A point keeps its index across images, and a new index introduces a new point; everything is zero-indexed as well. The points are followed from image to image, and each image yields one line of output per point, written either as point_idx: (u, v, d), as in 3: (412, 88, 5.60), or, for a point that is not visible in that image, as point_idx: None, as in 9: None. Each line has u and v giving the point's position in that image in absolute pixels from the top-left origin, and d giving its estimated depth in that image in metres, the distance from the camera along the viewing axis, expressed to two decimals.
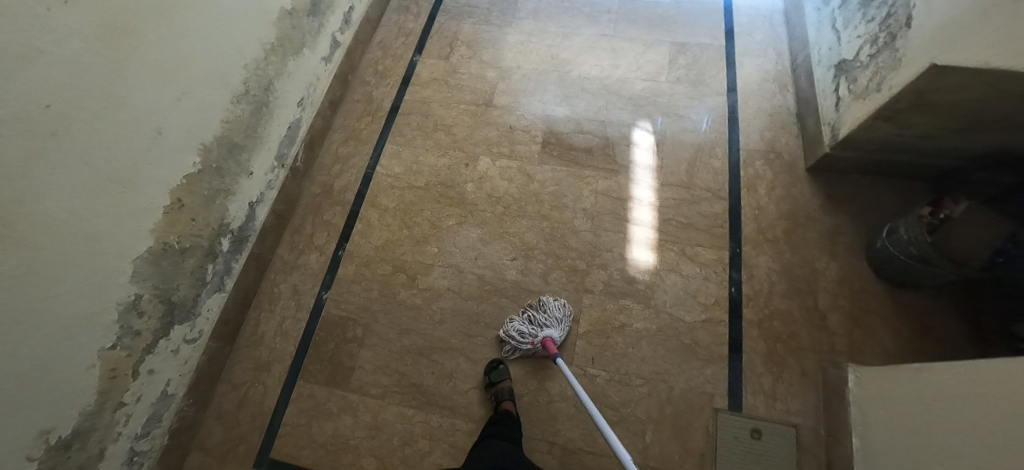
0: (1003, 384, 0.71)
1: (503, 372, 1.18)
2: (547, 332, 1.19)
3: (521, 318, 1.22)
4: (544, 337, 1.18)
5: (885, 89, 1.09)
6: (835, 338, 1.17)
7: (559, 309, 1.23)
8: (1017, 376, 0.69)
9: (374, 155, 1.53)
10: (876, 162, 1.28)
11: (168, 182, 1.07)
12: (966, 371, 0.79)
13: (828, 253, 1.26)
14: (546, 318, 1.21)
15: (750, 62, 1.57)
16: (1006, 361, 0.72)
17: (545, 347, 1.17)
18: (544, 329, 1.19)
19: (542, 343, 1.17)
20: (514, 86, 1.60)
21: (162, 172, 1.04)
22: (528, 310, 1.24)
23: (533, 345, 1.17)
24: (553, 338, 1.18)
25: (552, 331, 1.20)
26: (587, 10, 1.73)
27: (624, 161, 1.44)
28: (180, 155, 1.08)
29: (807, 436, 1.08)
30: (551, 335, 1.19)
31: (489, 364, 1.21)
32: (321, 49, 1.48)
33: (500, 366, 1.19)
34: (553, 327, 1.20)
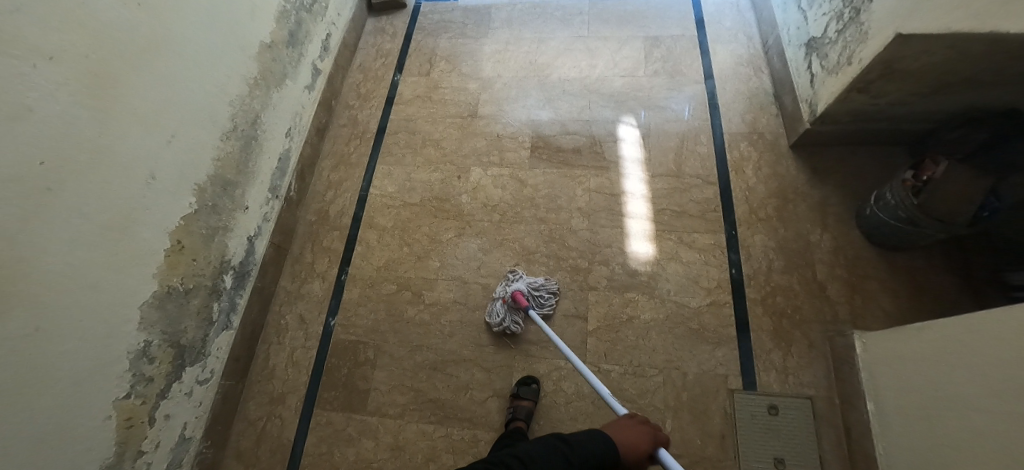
0: (1004, 331, 0.73)
1: (532, 392, 1.17)
2: (515, 285, 1.26)
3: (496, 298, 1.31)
4: (513, 290, 1.25)
5: (856, 62, 1.13)
6: (837, 307, 1.19)
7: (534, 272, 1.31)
8: (1016, 323, 0.71)
9: (366, 177, 1.54)
10: (855, 133, 1.32)
11: (167, 225, 1.07)
12: (965, 324, 0.81)
13: (821, 225, 1.29)
14: (509, 279, 1.30)
15: (723, 48, 1.61)
16: (1003, 309, 0.74)
17: (517, 296, 1.23)
18: (511, 285, 1.28)
19: (512, 294, 1.24)
20: (496, 96, 1.62)
21: (160, 216, 1.04)
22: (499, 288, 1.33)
23: (507, 300, 1.24)
24: (521, 289, 1.25)
25: (520, 284, 1.27)
26: (559, 14, 1.76)
27: (613, 157, 1.46)
28: (176, 197, 1.08)
29: (823, 406, 1.11)
30: (519, 286, 1.26)
31: (522, 379, 1.20)
32: (303, 78, 1.49)
33: (532, 384, 1.18)
34: (519, 281, 1.28)
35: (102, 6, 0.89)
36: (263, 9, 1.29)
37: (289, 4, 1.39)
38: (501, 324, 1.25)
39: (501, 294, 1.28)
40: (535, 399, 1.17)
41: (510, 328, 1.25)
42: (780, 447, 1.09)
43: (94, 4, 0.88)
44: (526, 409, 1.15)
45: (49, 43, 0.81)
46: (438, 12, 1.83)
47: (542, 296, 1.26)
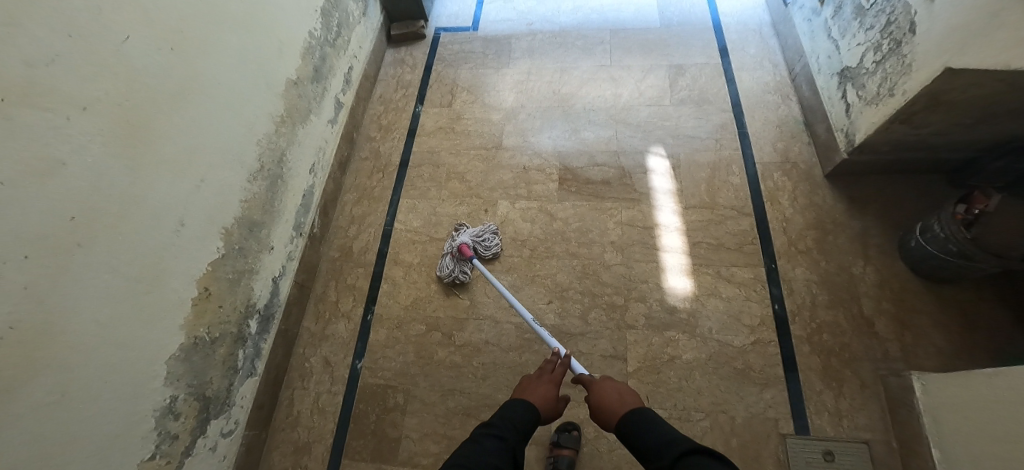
0: None
1: (573, 440, 1.12)
2: (459, 239, 1.36)
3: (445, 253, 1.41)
4: (458, 244, 1.35)
5: (899, 93, 1.10)
6: (887, 344, 1.15)
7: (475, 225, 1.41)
8: None
9: (390, 211, 1.51)
10: (893, 163, 1.29)
11: (195, 273, 1.02)
12: None
13: (863, 257, 1.25)
14: (455, 235, 1.40)
15: (749, 76, 1.59)
16: None
17: (461, 247, 1.33)
18: (457, 240, 1.37)
19: (458, 247, 1.34)
20: (520, 126, 1.60)
21: (188, 265, 1.00)
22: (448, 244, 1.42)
23: (454, 252, 1.34)
24: (463, 241, 1.35)
25: (464, 238, 1.37)
26: (580, 43, 1.75)
27: (643, 188, 1.44)
28: (204, 243, 1.03)
29: (881, 452, 1.05)
30: (464, 239, 1.36)
31: (562, 425, 1.15)
32: (326, 111, 1.46)
33: (574, 432, 1.13)
34: (463, 235, 1.38)
35: (136, 52, 0.86)
36: (290, 46, 1.27)
37: (313, 40, 1.37)
38: (451, 275, 1.34)
39: (449, 249, 1.38)
40: (577, 448, 1.11)
41: (460, 277, 1.34)
42: None
43: (127, 51, 0.85)
44: (568, 458, 1.10)
45: (83, 93, 0.78)
46: (458, 42, 1.82)
47: (485, 244, 1.37)
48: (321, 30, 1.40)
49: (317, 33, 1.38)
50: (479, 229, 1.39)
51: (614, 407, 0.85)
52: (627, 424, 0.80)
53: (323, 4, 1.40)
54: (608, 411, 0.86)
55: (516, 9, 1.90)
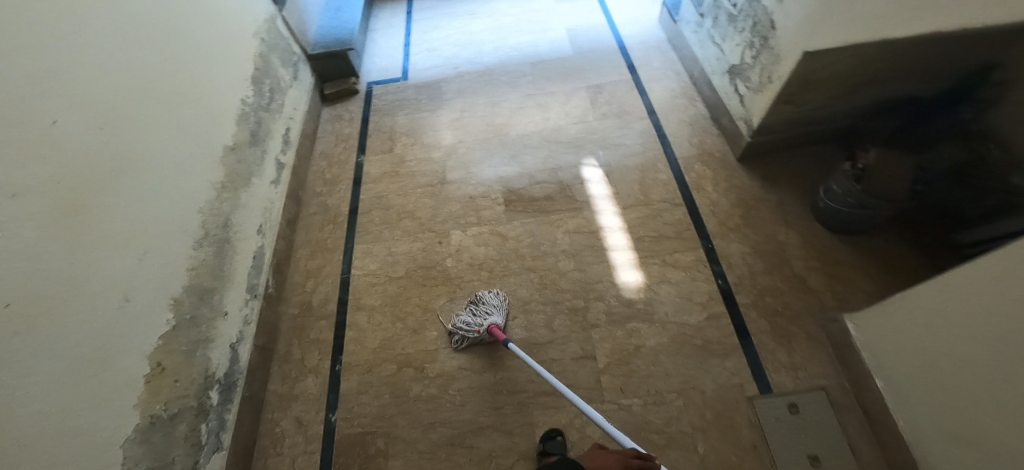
0: (973, 290, 0.82)
1: (559, 445, 1.14)
2: (492, 319, 1.28)
3: (467, 311, 1.33)
4: (490, 323, 1.27)
5: (775, 80, 1.27)
6: (822, 296, 1.26)
7: (499, 300, 1.34)
8: (981, 282, 0.80)
9: (346, 259, 1.52)
10: (791, 139, 1.46)
11: (145, 348, 0.99)
12: (933, 290, 0.89)
13: (785, 225, 1.39)
14: (487, 307, 1.32)
15: (658, 85, 1.77)
16: (959, 271, 0.84)
17: (494, 330, 1.25)
18: (488, 317, 1.29)
19: (489, 328, 1.26)
20: (462, 160, 1.68)
21: (137, 340, 0.97)
22: (468, 305, 1.35)
23: (481, 331, 1.26)
24: (497, 325, 1.27)
25: (497, 317, 1.29)
26: (505, 77, 1.89)
27: (583, 197, 1.54)
28: (152, 316, 1.01)
29: (839, 394, 1.13)
30: (496, 320, 1.28)
31: (545, 433, 1.17)
32: (268, 173, 1.48)
33: (558, 436, 1.15)
34: (496, 314, 1.31)
35: (67, 135, 0.88)
36: (224, 115, 1.31)
37: (247, 106, 1.41)
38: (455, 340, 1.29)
39: (474, 319, 1.30)
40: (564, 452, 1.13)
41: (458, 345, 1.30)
42: (813, 444, 1.09)
43: (57, 135, 0.87)
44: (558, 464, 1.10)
45: (15, 179, 0.79)
46: (391, 92, 1.92)
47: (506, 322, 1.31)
48: (254, 97, 1.45)
49: (250, 100, 1.43)
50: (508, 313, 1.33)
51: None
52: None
53: (252, 73, 1.46)
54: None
55: (442, 55, 2.03)
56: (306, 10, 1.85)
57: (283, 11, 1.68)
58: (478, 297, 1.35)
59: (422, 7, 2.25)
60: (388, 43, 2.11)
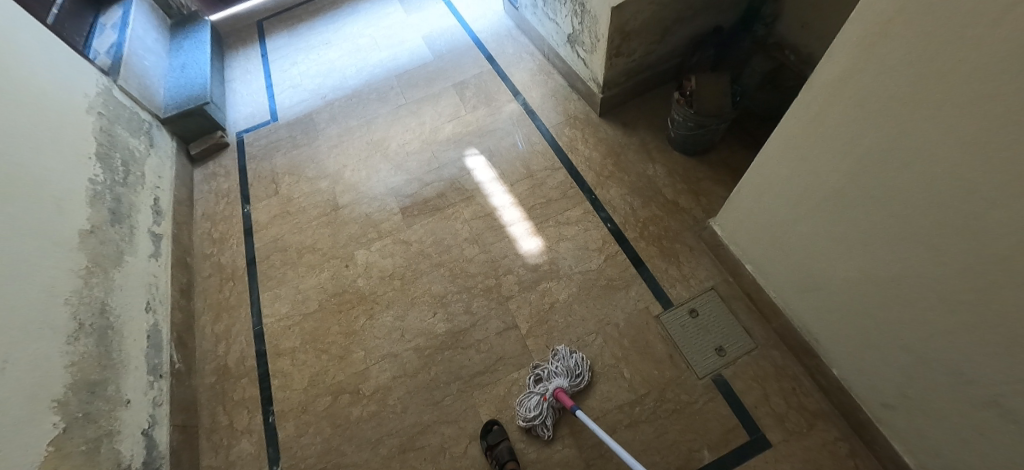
0: (776, 164, 0.98)
1: (499, 432, 1.15)
2: (557, 382, 1.17)
3: (531, 384, 1.22)
4: (553, 388, 1.16)
5: (600, 38, 1.42)
6: (693, 213, 1.42)
7: (562, 359, 1.23)
8: (778, 155, 0.97)
9: (255, 310, 1.49)
10: (635, 86, 1.63)
11: (32, 459, 0.93)
12: (755, 175, 1.06)
13: (650, 161, 1.54)
14: (553, 370, 1.21)
15: (516, 68, 1.89)
16: (764, 153, 1.00)
17: (558, 394, 1.13)
18: (553, 381, 1.18)
19: (555, 393, 1.14)
20: (350, 183, 1.70)
21: (19, 452, 0.91)
22: (533, 375, 1.24)
23: (548, 398, 1.14)
24: (563, 387, 1.16)
25: (562, 379, 1.18)
26: (374, 95, 1.93)
27: (472, 185, 1.61)
28: (31, 423, 0.95)
29: (724, 290, 1.29)
30: (561, 382, 1.16)
31: (484, 427, 1.18)
32: (143, 248, 1.42)
33: (494, 426, 1.16)
34: (563, 376, 1.19)
35: None
36: (71, 199, 1.24)
37: (98, 185, 1.35)
38: (534, 423, 1.16)
39: (539, 389, 1.19)
40: (505, 437, 1.15)
41: (542, 429, 1.16)
42: (714, 337, 1.23)
43: None
44: (507, 447, 1.12)
45: None
46: (263, 136, 1.89)
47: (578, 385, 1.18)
48: (104, 174, 1.39)
49: (100, 178, 1.36)
50: (577, 373, 1.20)
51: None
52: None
53: (95, 150, 1.39)
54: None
55: (307, 89, 2.00)
56: (146, 74, 1.79)
57: (118, 79, 1.63)
58: (537, 366, 1.25)
59: (275, 45, 2.19)
60: (247, 90, 2.05)
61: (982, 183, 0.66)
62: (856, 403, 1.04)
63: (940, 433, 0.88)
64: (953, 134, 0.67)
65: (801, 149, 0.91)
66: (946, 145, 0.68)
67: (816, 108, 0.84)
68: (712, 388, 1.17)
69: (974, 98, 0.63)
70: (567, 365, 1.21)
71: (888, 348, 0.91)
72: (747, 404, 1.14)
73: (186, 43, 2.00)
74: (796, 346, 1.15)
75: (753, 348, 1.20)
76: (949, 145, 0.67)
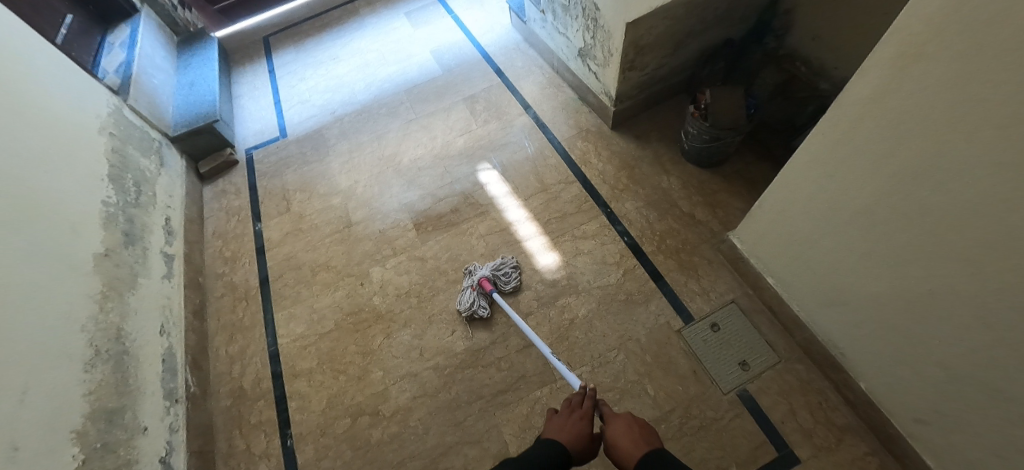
0: (802, 180, 0.98)
1: None
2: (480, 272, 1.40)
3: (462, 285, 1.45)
4: (479, 277, 1.39)
5: (615, 53, 1.42)
6: (710, 225, 1.42)
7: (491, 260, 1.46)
8: (805, 172, 0.97)
9: (270, 331, 1.47)
10: (647, 99, 1.64)
11: None
12: (778, 191, 1.05)
13: (665, 173, 1.54)
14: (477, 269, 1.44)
15: (526, 81, 1.89)
16: (788, 169, 1.00)
17: (483, 280, 1.37)
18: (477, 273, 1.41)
19: (479, 280, 1.38)
20: (363, 199, 1.69)
21: None
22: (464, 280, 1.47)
23: (473, 285, 1.37)
24: (485, 275, 1.39)
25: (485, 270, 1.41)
26: (384, 109, 1.92)
27: (486, 200, 1.60)
28: (51, 456, 0.93)
29: (745, 303, 1.29)
30: (484, 272, 1.40)
31: None
32: (156, 269, 1.40)
33: None
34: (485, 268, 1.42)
35: None
36: (85, 223, 1.23)
37: (111, 207, 1.33)
38: (471, 308, 1.36)
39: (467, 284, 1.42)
40: None
41: (478, 312, 1.36)
42: (738, 352, 1.22)
43: None
44: None
45: None
46: (273, 153, 1.87)
47: (504, 273, 1.41)
48: (117, 196, 1.37)
49: (113, 200, 1.35)
50: (502, 265, 1.42)
51: (631, 448, 0.85)
52: (644, 466, 0.79)
53: (108, 171, 1.38)
54: (625, 452, 0.85)
55: (316, 104, 2.00)
56: (155, 92, 1.77)
57: (127, 98, 1.62)
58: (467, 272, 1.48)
59: (282, 61, 2.18)
60: (256, 106, 2.04)
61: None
62: (886, 417, 1.03)
63: (974, 448, 0.88)
64: (993, 154, 0.66)
65: (830, 166, 0.91)
66: (985, 166, 0.68)
67: (846, 126, 0.84)
68: (738, 403, 1.16)
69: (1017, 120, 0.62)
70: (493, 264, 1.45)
71: (920, 363, 0.91)
72: (773, 420, 1.13)
73: (193, 60, 2.00)
74: (821, 359, 1.14)
75: (777, 362, 1.19)
76: (991, 164, 0.67)
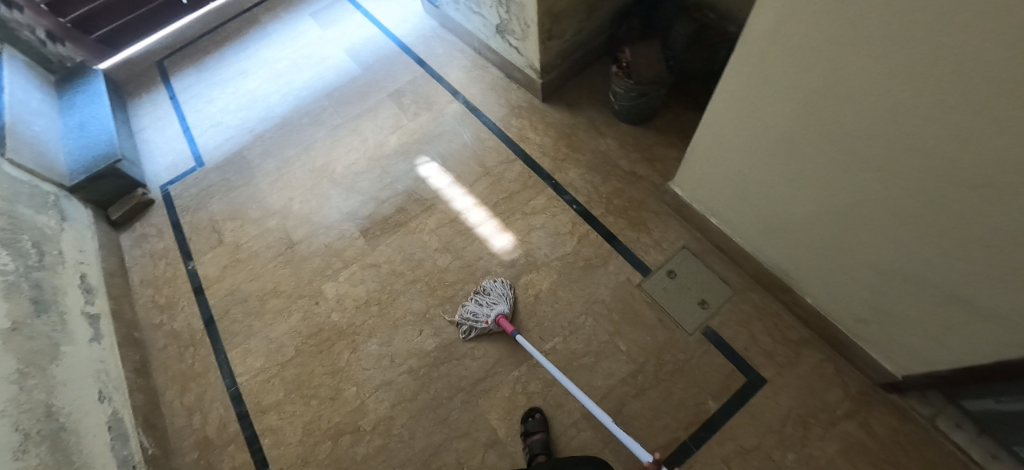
0: (725, 117, 1.01)
1: (538, 423, 1.15)
2: (499, 308, 1.28)
3: (472, 301, 1.32)
4: (498, 314, 1.26)
5: (531, 23, 1.41)
6: (651, 178, 1.46)
7: (503, 288, 1.33)
8: (726, 110, 1.00)
9: (226, 370, 1.38)
10: (571, 67, 1.65)
11: None
12: (706, 133, 1.09)
13: (600, 136, 1.57)
14: (493, 296, 1.31)
15: (450, 67, 1.85)
16: (712, 109, 1.03)
17: (501, 321, 1.25)
18: (495, 306, 1.29)
19: (497, 318, 1.26)
20: (301, 215, 1.60)
21: None
22: (474, 294, 1.34)
23: (490, 321, 1.25)
24: (505, 314, 1.27)
25: (503, 307, 1.28)
26: (306, 118, 1.83)
27: (430, 193, 1.57)
28: None
29: (696, 246, 1.34)
30: (502, 310, 1.27)
31: (526, 413, 1.19)
32: (80, 332, 1.27)
33: (536, 414, 1.17)
34: (503, 302, 1.30)
35: None
36: None
37: (10, 275, 1.18)
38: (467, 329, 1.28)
39: (481, 308, 1.30)
40: (543, 429, 1.15)
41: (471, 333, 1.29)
42: (696, 292, 1.27)
43: None
44: (540, 440, 1.13)
45: None
46: (192, 185, 1.74)
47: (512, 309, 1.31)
48: (15, 261, 1.22)
49: (11, 266, 1.20)
50: (505, 297, 1.31)
51: None
52: None
53: None
54: None
55: (230, 125, 1.86)
56: (40, 140, 1.59)
57: (7, 150, 1.41)
58: (479, 289, 1.34)
59: (183, 84, 2.01)
60: (163, 138, 1.88)
61: (916, 108, 0.69)
62: (834, 325, 1.11)
63: (910, 335, 0.96)
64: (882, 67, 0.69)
65: (747, 100, 0.94)
66: (877, 79, 0.71)
67: (755, 59, 0.86)
68: (705, 341, 1.21)
69: (893, 33, 0.64)
70: (505, 293, 1.32)
71: (855, 269, 0.97)
72: (740, 350, 1.19)
73: (78, 98, 1.80)
74: (772, 284, 1.21)
75: (732, 295, 1.25)
76: (881, 76, 0.70)
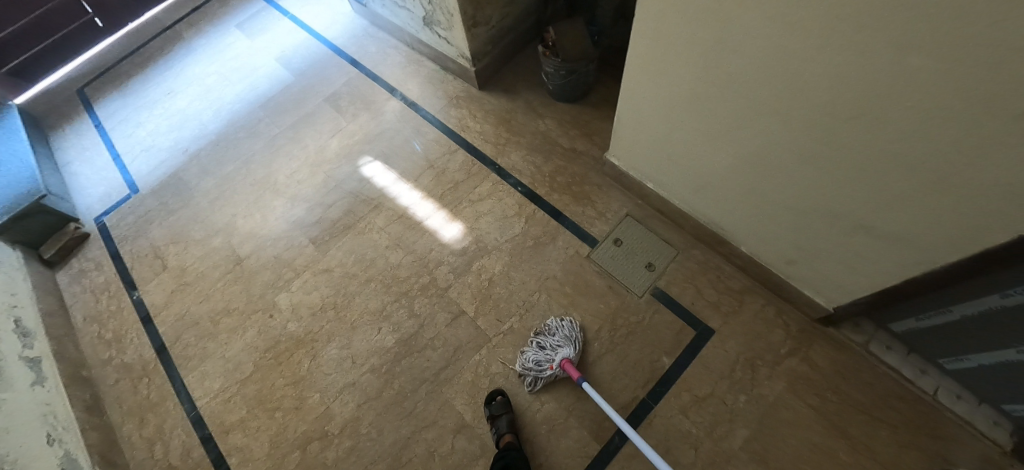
0: (640, 82, 1.04)
1: (502, 404, 1.16)
2: (564, 352, 1.17)
3: (534, 346, 1.21)
4: (563, 358, 1.15)
5: (454, 12, 1.41)
6: (591, 153, 1.49)
7: (569, 329, 1.21)
8: (640, 75, 1.02)
9: (183, 396, 1.34)
10: (503, 52, 1.66)
11: None
12: (627, 100, 1.11)
13: (538, 118, 1.59)
14: (557, 339, 1.20)
15: (384, 65, 1.83)
16: (627, 76, 1.05)
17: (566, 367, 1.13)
18: (559, 350, 1.18)
19: (562, 364, 1.15)
20: (246, 230, 1.57)
21: None
22: (535, 337, 1.23)
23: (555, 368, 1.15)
24: (570, 358, 1.16)
25: (568, 350, 1.17)
26: (242, 131, 1.78)
27: (377, 192, 1.56)
28: None
29: (638, 212, 1.37)
30: (568, 353, 1.16)
31: (489, 397, 1.19)
32: (19, 377, 1.21)
33: (499, 397, 1.18)
34: (567, 345, 1.18)
35: None
36: None
37: None
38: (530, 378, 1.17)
39: (544, 354, 1.19)
40: (507, 409, 1.16)
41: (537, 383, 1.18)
42: (642, 257, 1.31)
43: None
44: (507, 420, 1.14)
45: None
46: (128, 213, 1.68)
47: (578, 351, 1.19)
48: None
49: None
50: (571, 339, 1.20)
51: None
52: None
53: None
54: None
55: (162, 148, 1.80)
56: None
57: None
58: (540, 331, 1.24)
59: (108, 111, 1.93)
60: (93, 169, 1.80)
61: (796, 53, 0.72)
62: (770, 270, 1.16)
63: (834, 269, 1.01)
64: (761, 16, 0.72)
65: (656, 63, 0.96)
66: (758, 29, 0.74)
67: (653, 23, 0.88)
68: (655, 301, 1.25)
69: None
70: (569, 334, 1.21)
71: (778, 213, 1.02)
72: (688, 306, 1.23)
73: None
74: (711, 239, 1.25)
75: (676, 254, 1.30)
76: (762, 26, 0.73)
